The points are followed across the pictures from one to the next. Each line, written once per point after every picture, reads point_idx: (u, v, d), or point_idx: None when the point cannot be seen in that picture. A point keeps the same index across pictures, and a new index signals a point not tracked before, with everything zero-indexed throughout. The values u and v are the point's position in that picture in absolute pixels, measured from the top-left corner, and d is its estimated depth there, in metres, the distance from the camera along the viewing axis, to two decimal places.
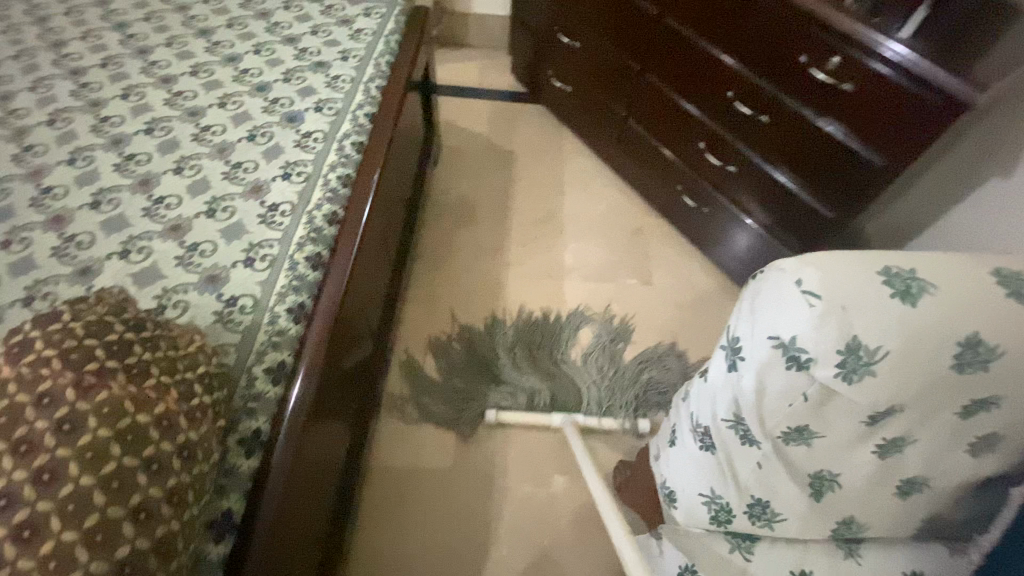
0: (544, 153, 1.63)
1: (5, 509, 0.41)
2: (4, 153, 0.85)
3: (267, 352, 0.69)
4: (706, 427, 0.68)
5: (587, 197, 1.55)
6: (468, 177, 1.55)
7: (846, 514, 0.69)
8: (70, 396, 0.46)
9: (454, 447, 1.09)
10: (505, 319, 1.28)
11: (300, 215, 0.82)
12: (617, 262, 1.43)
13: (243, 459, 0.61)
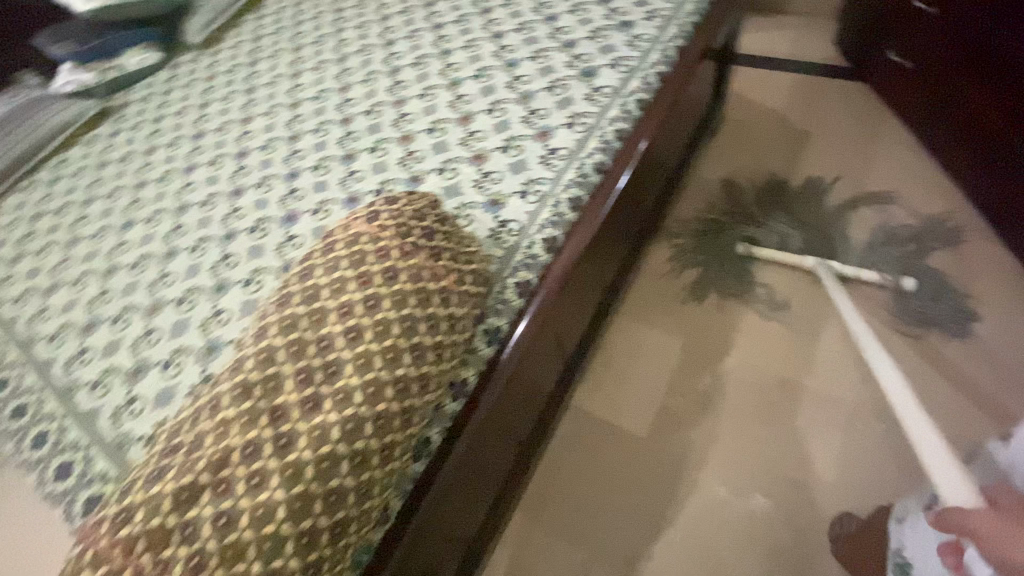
0: (848, 141, 1.38)
1: (346, 314, 0.58)
2: (385, 86, 1.15)
3: (520, 269, 0.78)
4: (986, 500, 0.55)
5: (895, 200, 1.26)
6: (745, 155, 1.42)
7: None
8: (395, 254, 0.63)
9: (653, 419, 1.08)
10: (746, 311, 1.18)
11: (574, 159, 0.89)
12: (916, 284, 1.14)
13: (483, 346, 0.73)
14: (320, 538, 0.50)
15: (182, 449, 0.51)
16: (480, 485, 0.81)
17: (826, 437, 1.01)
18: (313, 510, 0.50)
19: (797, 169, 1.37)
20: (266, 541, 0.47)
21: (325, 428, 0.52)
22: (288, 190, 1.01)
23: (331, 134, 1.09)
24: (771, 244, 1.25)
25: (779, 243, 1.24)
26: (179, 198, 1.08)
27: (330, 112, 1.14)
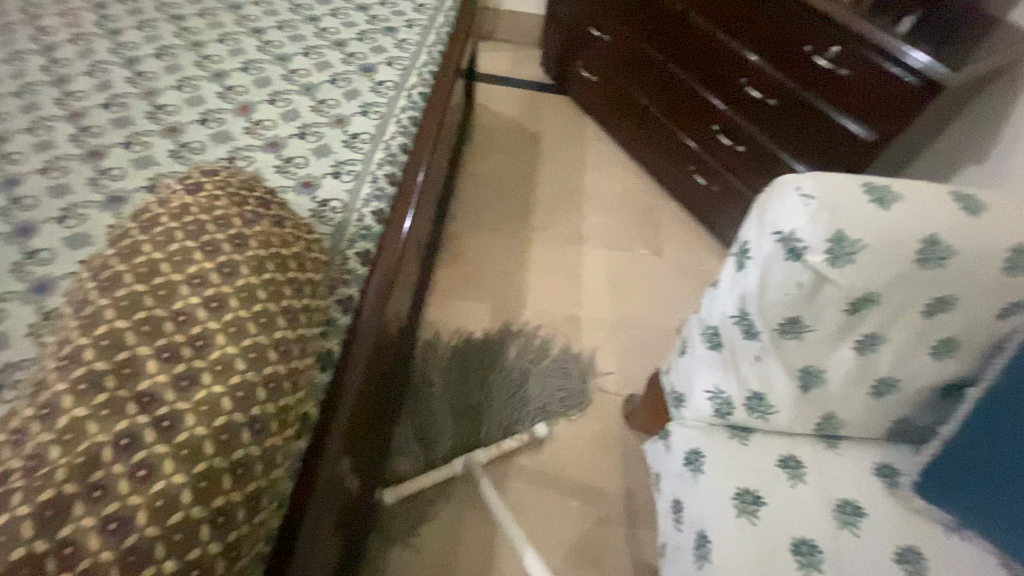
0: (567, 138, 1.79)
1: (200, 285, 0.52)
2: (122, 77, 0.98)
3: (356, 241, 0.80)
4: (714, 327, 0.83)
5: (606, 178, 1.70)
6: (498, 151, 1.70)
7: (829, 409, 0.82)
8: (238, 222, 0.59)
9: (481, 375, 1.22)
10: (529, 272, 1.44)
11: (378, 142, 0.95)
12: (632, 234, 1.58)
13: (340, 315, 0.73)
14: (237, 515, 0.46)
15: (7, 477, 0.40)
16: (357, 463, 0.80)
17: (605, 352, 1.32)
18: (223, 486, 0.45)
19: (539, 161, 1.71)
20: (176, 532, 0.41)
21: (214, 400, 0.47)
22: (5, 198, 0.78)
23: (53, 129, 0.88)
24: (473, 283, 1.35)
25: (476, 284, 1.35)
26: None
27: (42, 105, 0.91)
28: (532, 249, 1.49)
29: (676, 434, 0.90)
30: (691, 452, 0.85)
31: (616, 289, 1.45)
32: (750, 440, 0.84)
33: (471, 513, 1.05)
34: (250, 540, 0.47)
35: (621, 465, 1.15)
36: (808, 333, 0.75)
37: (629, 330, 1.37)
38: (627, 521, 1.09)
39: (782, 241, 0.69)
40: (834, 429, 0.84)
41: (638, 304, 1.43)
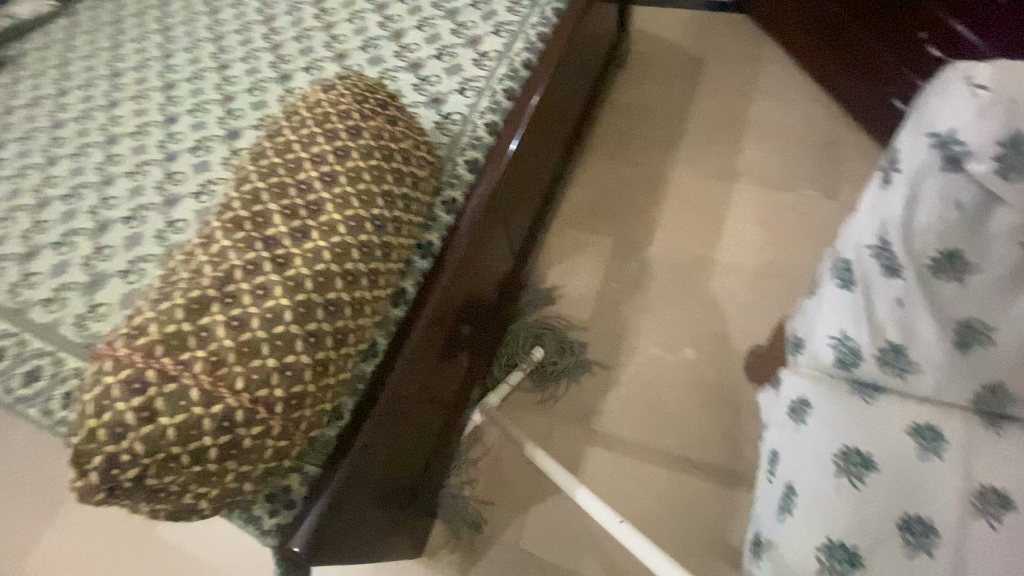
0: (735, 65, 1.58)
1: (319, 162, 0.64)
2: (312, 15, 1.17)
3: (467, 149, 0.87)
4: (847, 260, 0.69)
5: (775, 108, 1.48)
6: (651, 81, 1.60)
7: (999, 380, 0.65)
8: (356, 115, 0.69)
9: (595, 304, 1.23)
10: (664, 208, 1.36)
11: (505, 60, 0.98)
12: (798, 172, 1.37)
13: (443, 214, 0.81)
14: (324, 341, 0.58)
15: (181, 282, 0.56)
16: (454, 351, 0.90)
17: (735, 298, 1.21)
18: (315, 318, 0.57)
19: (697, 90, 1.56)
20: (278, 339, 0.55)
21: (317, 251, 0.59)
22: (226, 112, 1.03)
23: (261, 60, 1.11)
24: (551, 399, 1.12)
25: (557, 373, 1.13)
26: (106, 131, 1.05)
27: (257, 42, 1.15)
28: (671, 185, 1.40)
29: (789, 376, 0.78)
30: (797, 401, 0.74)
31: (764, 232, 1.29)
32: (877, 401, 0.69)
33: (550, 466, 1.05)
34: (335, 368, 0.60)
35: (729, 420, 1.08)
36: (974, 275, 0.60)
37: (769, 278, 1.23)
38: (722, 503, 1.01)
39: (938, 144, 0.58)
40: (1008, 408, 0.66)
41: (790, 250, 1.26)
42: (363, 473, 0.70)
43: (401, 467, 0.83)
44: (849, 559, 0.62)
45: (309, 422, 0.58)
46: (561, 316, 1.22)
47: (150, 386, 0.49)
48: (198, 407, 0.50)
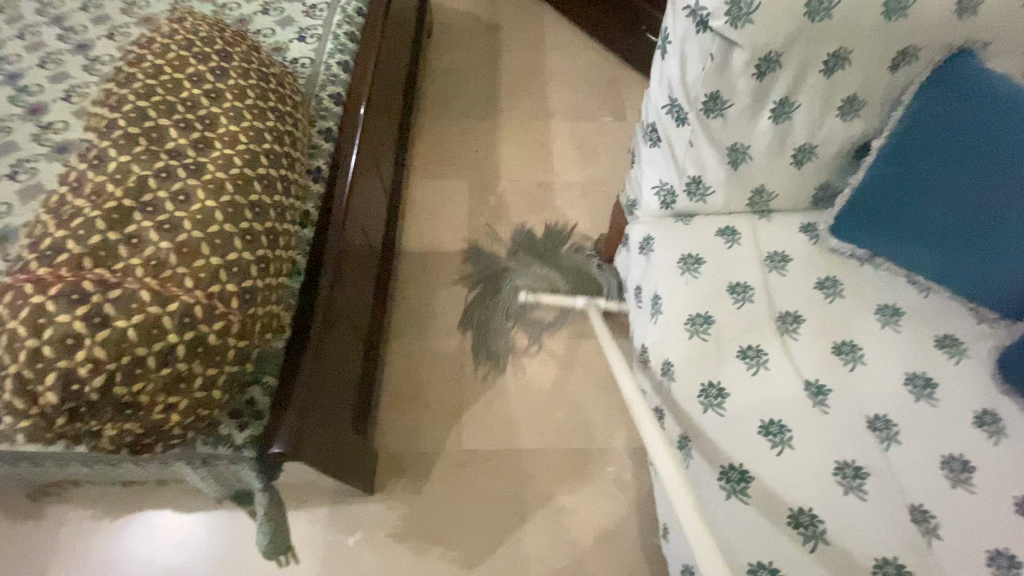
0: (527, 28, 1.84)
1: (199, 83, 0.65)
2: None
3: (327, 86, 0.91)
4: (651, 123, 0.94)
5: (566, 58, 1.77)
6: (459, 45, 1.77)
7: (758, 183, 0.95)
8: (221, 45, 0.71)
9: (467, 237, 1.38)
10: (501, 147, 1.54)
11: (335, 8, 1.03)
12: (595, 103, 1.66)
13: (322, 142, 0.85)
14: (260, 239, 0.59)
15: (82, 203, 0.53)
16: (360, 279, 0.95)
17: (577, 206, 1.44)
18: (245, 218, 0.58)
19: (500, 48, 1.77)
20: (215, 238, 0.55)
21: (227, 157, 0.60)
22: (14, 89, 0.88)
23: (50, 35, 0.96)
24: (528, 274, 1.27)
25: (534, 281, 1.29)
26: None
27: (25, 14, 0.99)
28: (502, 129, 1.58)
29: (634, 226, 1.02)
30: (644, 239, 0.99)
31: (585, 152, 1.55)
32: (691, 222, 0.97)
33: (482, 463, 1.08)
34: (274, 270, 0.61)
35: None
36: (729, 109, 0.87)
37: (598, 185, 1.49)
38: None
39: (691, 15, 0.81)
40: (764, 202, 0.97)
41: (608, 161, 1.54)
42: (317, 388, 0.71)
43: (339, 392, 0.85)
44: (704, 321, 0.86)
45: (263, 322, 0.59)
46: (438, 253, 1.35)
47: (91, 295, 0.48)
48: (153, 306, 0.49)
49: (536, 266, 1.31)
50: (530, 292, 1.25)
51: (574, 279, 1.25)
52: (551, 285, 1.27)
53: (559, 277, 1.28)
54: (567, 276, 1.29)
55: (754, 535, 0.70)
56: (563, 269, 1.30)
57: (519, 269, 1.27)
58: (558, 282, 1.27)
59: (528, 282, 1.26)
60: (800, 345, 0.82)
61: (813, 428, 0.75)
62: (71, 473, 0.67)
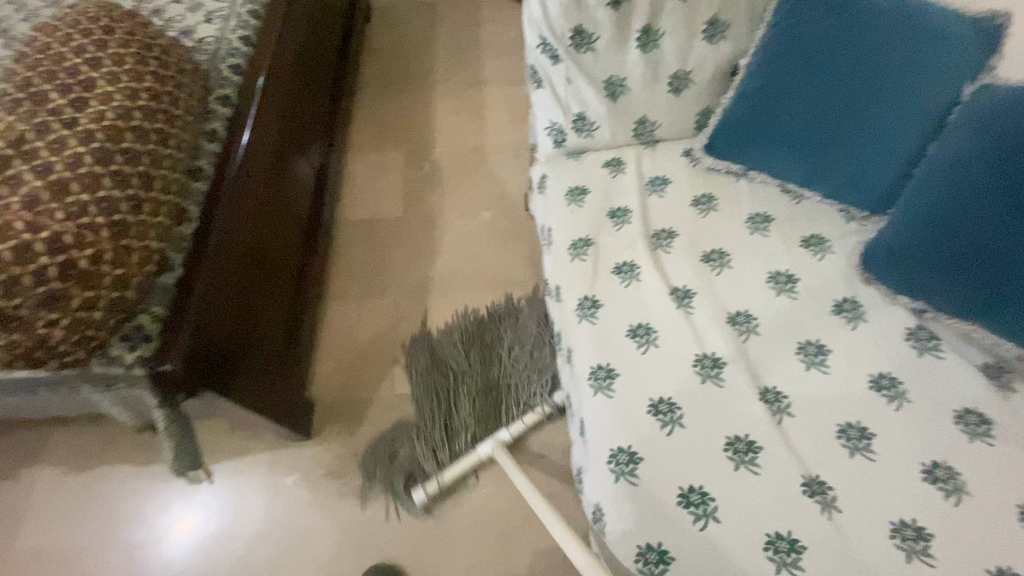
0: (463, 4, 1.89)
1: (80, 52, 0.73)
2: None
3: (229, 59, 0.99)
4: (531, 66, 0.99)
5: (500, 29, 1.82)
6: (397, 26, 1.83)
7: (641, 113, 0.99)
8: (108, 20, 0.79)
9: (402, 204, 1.44)
10: (436, 118, 1.61)
11: None
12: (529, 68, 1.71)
13: (218, 107, 0.92)
14: (131, 180, 0.68)
15: None
16: (275, 237, 1.03)
17: (510, 167, 1.49)
18: (115, 164, 0.67)
19: (436, 25, 1.83)
20: (86, 178, 0.64)
21: (101, 112, 0.68)
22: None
23: None
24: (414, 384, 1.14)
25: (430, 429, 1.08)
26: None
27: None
28: (437, 102, 1.64)
29: (533, 169, 1.07)
30: (540, 179, 1.03)
31: (518, 115, 1.60)
32: (581, 158, 1.01)
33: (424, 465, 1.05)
34: (149, 210, 0.69)
35: (528, 248, 1.36)
36: (595, 41, 0.93)
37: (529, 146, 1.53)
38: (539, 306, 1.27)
39: None
40: (650, 132, 1.01)
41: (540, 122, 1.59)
42: (213, 325, 0.78)
43: (253, 339, 0.92)
44: (585, 243, 0.90)
45: (139, 255, 0.67)
46: (375, 219, 1.42)
47: None
48: (26, 234, 0.59)
49: (450, 393, 1.11)
50: (437, 461, 1.06)
51: (485, 416, 1.09)
52: (460, 418, 1.08)
53: (472, 408, 1.09)
54: (483, 406, 1.10)
55: (618, 428, 0.75)
56: (477, 395, 1.10)
57: (437, 420, 1.08)
58: (470, 410, 1.09)
59: (438, 421, 1.08)
60: (673, 257, 0.87)
61: (676, 328, 0.80)
62: (18, 406, 0.77)
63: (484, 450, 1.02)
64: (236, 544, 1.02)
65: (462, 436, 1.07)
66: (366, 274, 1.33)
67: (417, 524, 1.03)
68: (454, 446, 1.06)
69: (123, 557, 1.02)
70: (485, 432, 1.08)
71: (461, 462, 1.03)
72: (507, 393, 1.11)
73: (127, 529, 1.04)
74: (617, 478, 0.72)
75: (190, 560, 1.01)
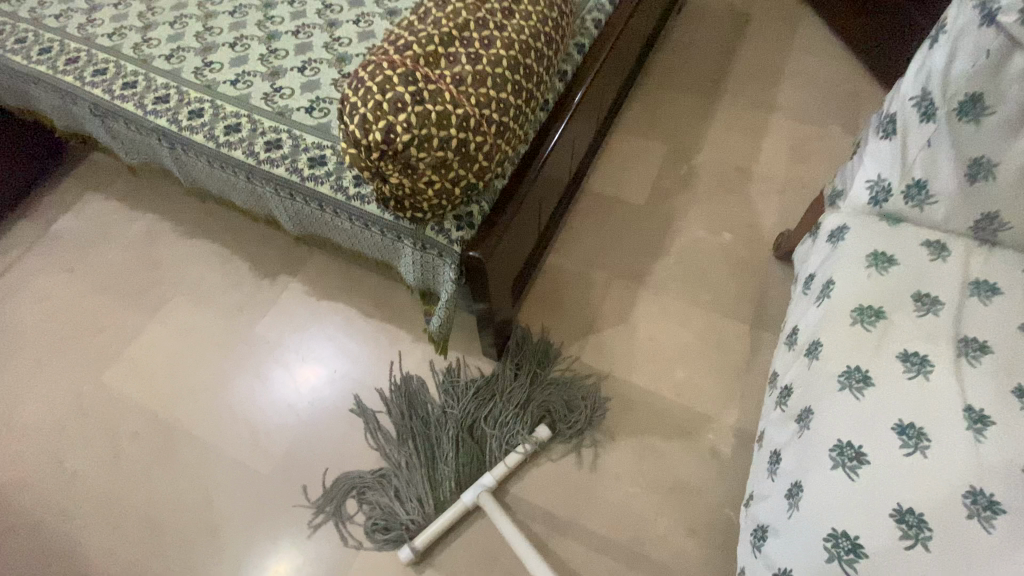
0: (777, 24, 1.79)
1: None
2: None
3: (593, 12, 1.06)
4: (892, 113, 0.91)
5: (807, 61, 1.70)
6: (705, 26, 1.79)
7: (992, 209, 0.87)
8: None
9: (648, 195, 1.43)
10: (710, 128, 1.57)
11: None
12: (827, 112, 1.59)
13: (575, 53, 1.00)
14: (521, 93, 0.76)
15: (423, 24, 0.73)
16: (555, 180, 1.10)
17: (770, 201, 1.42)
18: (517, 74, 0.75)
19: (744, 38, 1.76)
20: (500, 79, 0.72)
21: (521, 28, 0.77)
22: None
23: None
24: (404, 483, 1.05)
25: (406, 484, 1.05)
26: None
27: None
28: (717, 112, 1.60)
29: (830, 215, 1.00)
30: (837, 229, 0.96)
31: (797, 154, 1.51)
32: (898, 226, 0.92)
33: (448, 497, 1.04)
34: (520, 121, 0.77)
35: (760, 285, 1.28)
36: (987, 117, 0.82)
37: (796, 188, 1.44)
38: (750, 346, 1.19)
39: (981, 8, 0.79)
40: (992, 232, 0.89)
41: (818, 170, 1.47)
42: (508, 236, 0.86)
43: (515, 261, 1.00)
44: (876, 314, 0.83)
45: (501, 156, 0.75)
46: (618, 197, 1.42)
47: (419, 81, 0.67)
48: (451, 106, 0.67)
49: (427, 443, 1.09)
50: (423, 515, 1.02)
51: (468, 462, 1.07)
52: (443, 468, 1.06)
53: (456, 458, 1.07)
54: (460, 451, 1.07)
55: (854, 518, 0.69)
56: (456, 442, 1.08)
57: (418, 479, 1.05)
58: (454, 455, 1.07)
59: (420, 472, 1.06)
60: (977, 374, 0.76)
61: (957, 449, 0.71)
62: (335, 231, 0.91)
63: (472, 498, 1.00)
64: (365, 386, 1.18)
65: (445, 480, 1.05)
66: (593, 242, 1.34)
67: (562, 484, 1.06)
68: (440, 496, 1.04)
69: (284, 363, 1.22)
70: (469, 477, 1.06)
71: (445, 514, 1.01)
72: (489, 439, 1.08)
73: (339, 360, 1.21)
74: (831, 559, 0.68)
75: (329, 387, 1.18)
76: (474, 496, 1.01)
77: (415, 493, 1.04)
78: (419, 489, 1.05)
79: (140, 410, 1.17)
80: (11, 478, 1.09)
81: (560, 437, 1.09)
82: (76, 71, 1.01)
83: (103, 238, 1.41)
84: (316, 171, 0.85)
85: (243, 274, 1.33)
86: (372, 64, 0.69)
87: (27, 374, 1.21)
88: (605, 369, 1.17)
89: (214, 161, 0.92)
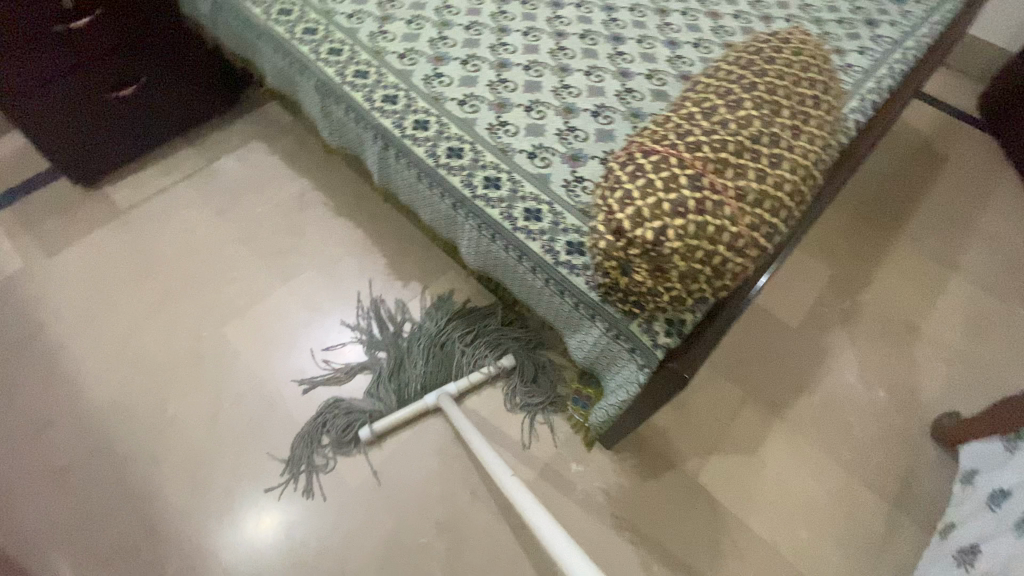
0: (976, 179, 1.66)
1: (816, 91, 0.76)
2: None
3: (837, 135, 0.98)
4: None
5: (1003, 227, 1.56)
6: (896, 157, 1.68)
7: None
8: (833, 70, 0.82)
9: (801, 321, 1.32)
10: (881, 268, 1.45)
11: (869, 76, 1.08)
12: (1016, 290, 1.44)
13: None
14: (789, 222, 0.69)
15: (710, 123, 0.68)
16: None
17: (934, 369, 1.28)
18: (795, 201, 0.68)
19: (936, 183, 1.63)
20: (779, 205, 0.65)
21: (808, 153, 0.70)
22: (608, 28, 1.13)
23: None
24: (381, 387, 1.14)
25: (382, 388, 1.14)
26: None
27: None
28: (891, 252, 1.48)
29: None
30: None
31: (973, 327, 1.36)
32: None
33: (411, 396, 1.14)
34: (777, 248, 0.70)
35: (907, 462, 1.15)
36: None
37: (967, 365, 1.30)
38: (884, 529, 1.07)
39: None
40: None
41: (996, 353, 1.33)
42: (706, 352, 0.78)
43: None
44: None
45: (745, 278, 0.68)
46: (768, 313, 1.33)
47: (705, 189, 0.61)
48: (729, 222, 0.61)
49: (400, 356, 1.18)
50: (384, 406, 1.13)
51: (435, 374, 1.16)
52: (410, 373, 1.15)
53: (420, 366, 1.16)
54: (428, 362, 1.16)
55: None
56: (423, 351, 1.17)
57: (380, 376, 1.16)
58: (420, 366, 1.16)
59: (389, 372, 1.16)
60: None
61: None
62: (519, 283, 0.87)
63: (432, 399, 1.09)
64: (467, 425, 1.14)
65: (412, 385, 1.14)
66: (734, 353, 1.25)
67: None
68: (404, 395, 1.14)
69: (354, 309, 1.26)
70: (434, 386, 1.15)
71: (406, 408, 1.11)
72: (459, 356, 1.17)
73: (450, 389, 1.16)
74: None
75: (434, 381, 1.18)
76: (435, 397, 1.10)
77: (389, 395, 1.13)
78: (394, 395, 1.14)
79: (249, 378, 1.16)
80: (116, 403, 1.11)
81: (519, 379, 1.15)
82: (313, 44, 1.02)
83: (258, 191, 1.43)
84: (527, 225, 0.82)
85: (376, 270, 1.32)
86: (658, 155, 0.64)
87: (156, 305, 1.24)
88: (719, 500, 1.07)
89: (423, 177, 0.90)
